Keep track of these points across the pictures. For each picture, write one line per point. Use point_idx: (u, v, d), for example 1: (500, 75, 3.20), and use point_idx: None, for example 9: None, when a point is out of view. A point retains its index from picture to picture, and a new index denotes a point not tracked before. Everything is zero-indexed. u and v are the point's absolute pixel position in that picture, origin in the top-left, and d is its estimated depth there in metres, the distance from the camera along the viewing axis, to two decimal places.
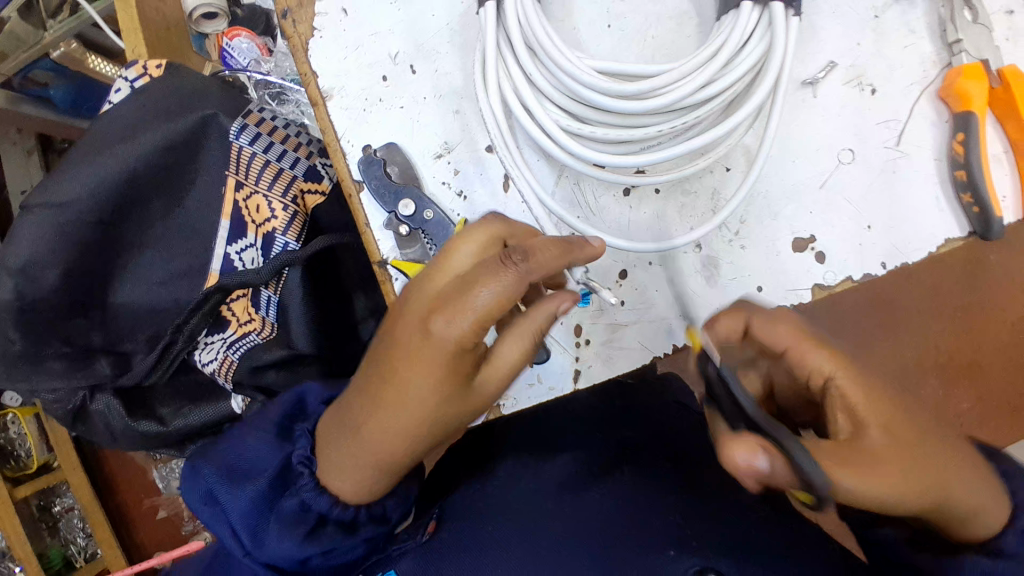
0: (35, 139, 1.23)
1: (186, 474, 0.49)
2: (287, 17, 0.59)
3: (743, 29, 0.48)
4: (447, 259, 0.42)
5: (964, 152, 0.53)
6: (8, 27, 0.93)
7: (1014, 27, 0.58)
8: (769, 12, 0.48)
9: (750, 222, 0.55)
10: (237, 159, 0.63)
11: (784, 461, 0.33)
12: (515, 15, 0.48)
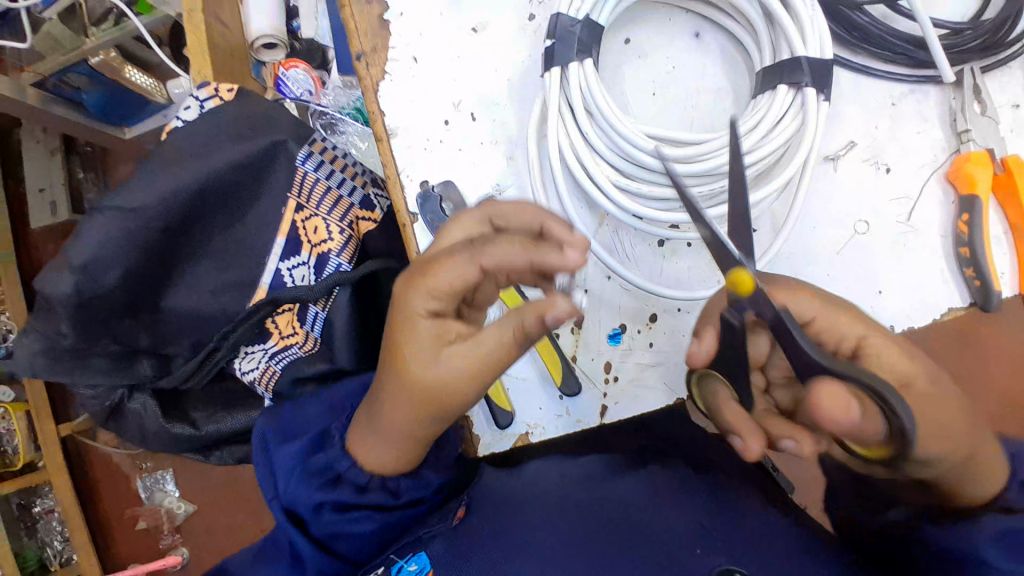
0: (60, 140, 1.36)
1: (266, 412, 0.60)
2: (361, 60, 0.65)
3: (778, 109, 0.54)
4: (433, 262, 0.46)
5: (968, 231, 0.59)
6: (46, 30, 1.01)
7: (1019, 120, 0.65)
8: (801, 96, 0.54)
9: (772, 279, 0.60)
10: (301, 182, 0.69)
11: (868, 407, 0.37)
12: (579, 79, 0.54)
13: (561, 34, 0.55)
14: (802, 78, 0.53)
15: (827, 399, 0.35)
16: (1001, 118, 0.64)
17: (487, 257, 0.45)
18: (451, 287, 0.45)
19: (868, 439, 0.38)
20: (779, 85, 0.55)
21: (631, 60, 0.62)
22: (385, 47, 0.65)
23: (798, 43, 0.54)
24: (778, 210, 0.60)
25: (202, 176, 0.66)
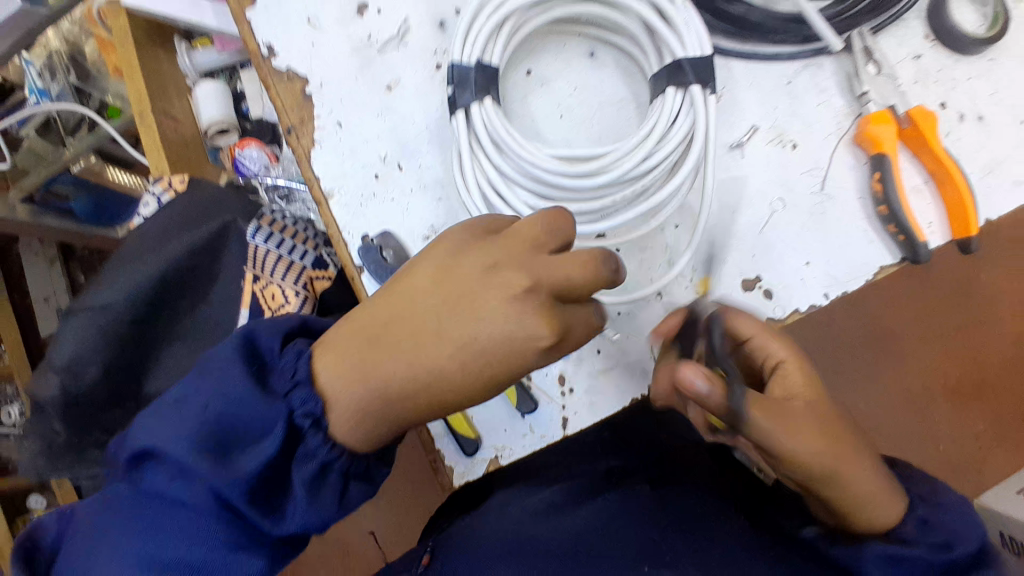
0: (57, 249, 1.44)
1: (126, 475, 0.49)
2: (291, 133, 0.69)
3: (670, 109, 0.57)
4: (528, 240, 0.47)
5: (883, 188, 0.61)
6: (27, 143, 1.09)
7: (922, 70, 0.68)
8: (690, 94, 0.58)
9: (702, 268, 0.64)
10: (254, 256, 0.73)
11: (716, 387, 0.47)
12: (483, 118, 0.58)
13: (460, 78, 0.59)
14: (685, 70, 0.57)
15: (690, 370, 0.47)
16: (905, 73, 0.68)
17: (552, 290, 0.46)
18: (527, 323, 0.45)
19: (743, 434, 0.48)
20: (667, 87, 0.58)
21: (533, 89, 0.66)
22: (312, 117, 0.69)
23: (674, 41, 0.58)
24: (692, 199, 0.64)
25: (163, 266, 0.70)
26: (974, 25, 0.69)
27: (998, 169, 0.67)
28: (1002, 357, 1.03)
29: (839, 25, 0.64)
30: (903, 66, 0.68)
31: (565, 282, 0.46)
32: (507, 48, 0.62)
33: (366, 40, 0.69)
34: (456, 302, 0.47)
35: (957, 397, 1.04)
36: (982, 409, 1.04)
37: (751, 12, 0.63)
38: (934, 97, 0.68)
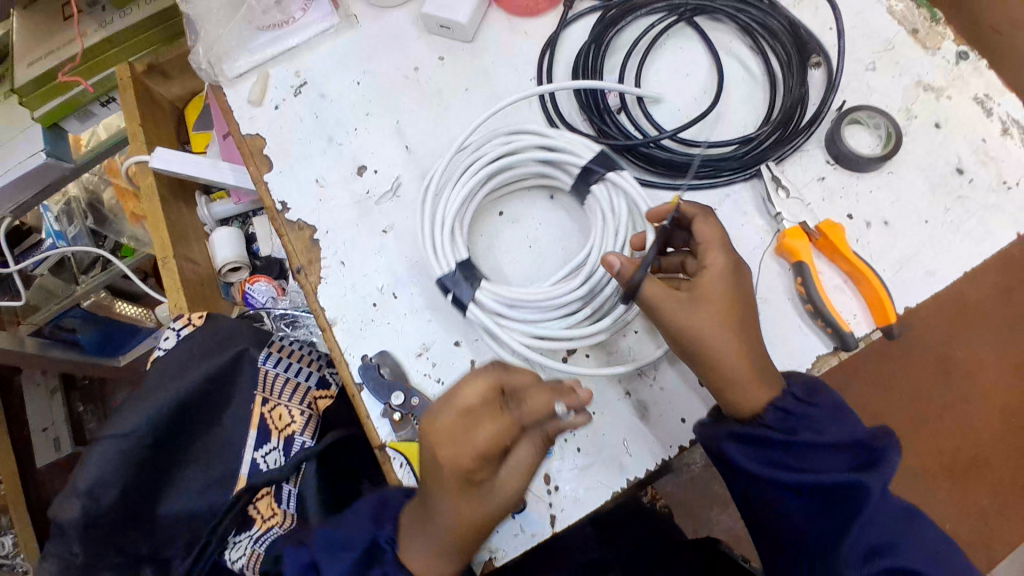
0: (58, 380, 1.50)
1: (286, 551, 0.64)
2: (300, 272, 0.81)
3: (605, 200, 0.72)
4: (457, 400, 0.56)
5: (806, 290, 0.71)
6: (39, 282, 1.20)
7: (828, 189, 0.79)
8: (608, 182, 0.72)
9: (662, 367, 0.72)
10: (264, 380, 0.81)
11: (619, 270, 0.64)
12: (485, 300, 0.69)
13: (454, 284, 0.70)
14: (596, 170, 0.72)
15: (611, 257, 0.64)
16: (812, 193, 0.79)
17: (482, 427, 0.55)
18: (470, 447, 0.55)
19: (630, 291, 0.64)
20: (592, 187, 0.73)
21: (503, 241, 0.78)
22: (319, 258, 0.82)
23: (570, 156, 0.73)
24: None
25: (184, 391, 0.78)
26: (869, 145, 0.79)
27: (910, 265, 0.76)
28: (983, 437, 1.29)
29: (745, 163, 0.77)
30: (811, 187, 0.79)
31: (476, 414, 0.56)
32: (466, 222, 0.75)
33: (365, 193, 0.84)
34: (440, 438, 0.56)
35: (934, 473, 1.29)
36: (986, 487, 1.28)
37: (673, 157, 0.77)
38: (840, 211, 0.78)
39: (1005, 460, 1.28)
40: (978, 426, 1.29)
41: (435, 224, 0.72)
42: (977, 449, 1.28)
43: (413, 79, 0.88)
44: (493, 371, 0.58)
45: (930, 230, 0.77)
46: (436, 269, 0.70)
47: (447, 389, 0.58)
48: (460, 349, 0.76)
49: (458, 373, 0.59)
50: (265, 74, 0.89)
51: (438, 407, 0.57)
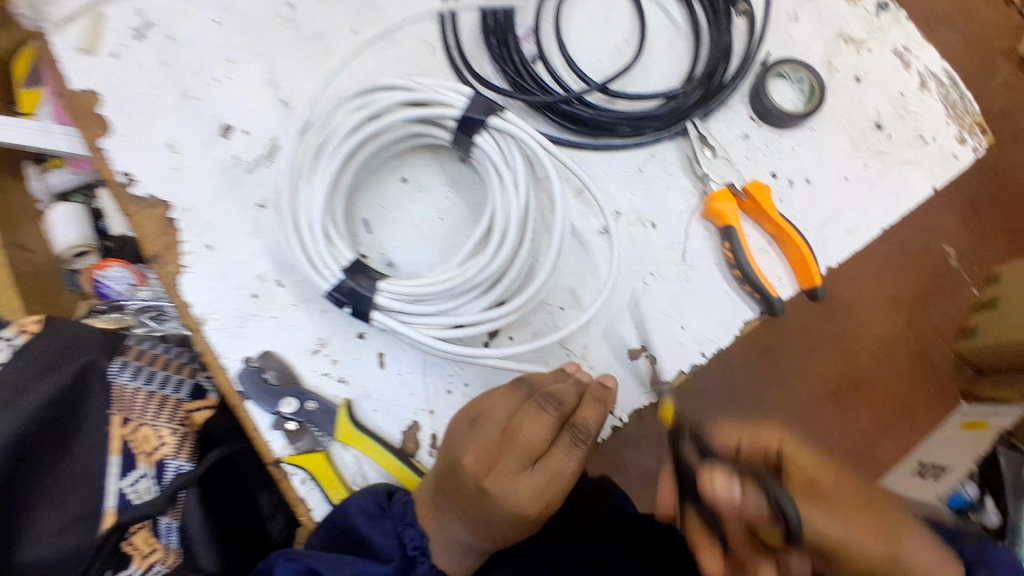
0: None
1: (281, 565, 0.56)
2: (155, 261, 0.67)
3: (493, 152, 0.61)
4: (530, 424, 0.54)
5: (734, 256, 0.67)
6: None
7: (752, 147, 0.75)
8: (492, 129, 0.61)
9: (591, 346, 0.67)
10: (121, 396, 0.67)
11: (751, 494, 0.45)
12: (389, 305, 0.58)
13: (349, 295, 0.58)
14: (475, 119, 0.61)
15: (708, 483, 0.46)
16: (737, 151, 0.74)
17: (557, 448, 0.54)
18: (541, 473, 0.52)
19: (750, 506, 0.45)
20: (476, 138, 0.61)
21: (388, 218, 0.67)
22: (178, 242, 0.68)
23: (441, 106, 0.61)
24: (581, 263, 0.68)
25: (18, 423, 0.61)
26: (793, 101, 0.76)
27: (831, 223, 0.75)
28: (903, 404, 1.00)
29: (672, 118, 0.70)
30: (734, 146, 0.74)
31: (537, 421, 0.54)
32: (338, 205, 0.63)
33: (232, 159, 0.70)
34: (494, 450, 0.54)
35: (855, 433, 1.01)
36: (868, 408, 1.00)
37: (599, 114, 0.69)
38: (765, 168, 0.75)
39: (904, 386, 1.00)
40: (812, 373, 0.99)
41: (304, 219, 0.59)
42: (841, 380, 0.99)
43: (287, 20, 0.73)
44: (544, 401, 0.55)
45: (849, 187, 0.77)
46: (322, 286, 0.59)
47: (496, 421, 0.55)
48: (364, 341, 0.66)
49: (500, 403, 0.56)
50: (93, 11, 0.70)
51: (489, 451, 0.54)
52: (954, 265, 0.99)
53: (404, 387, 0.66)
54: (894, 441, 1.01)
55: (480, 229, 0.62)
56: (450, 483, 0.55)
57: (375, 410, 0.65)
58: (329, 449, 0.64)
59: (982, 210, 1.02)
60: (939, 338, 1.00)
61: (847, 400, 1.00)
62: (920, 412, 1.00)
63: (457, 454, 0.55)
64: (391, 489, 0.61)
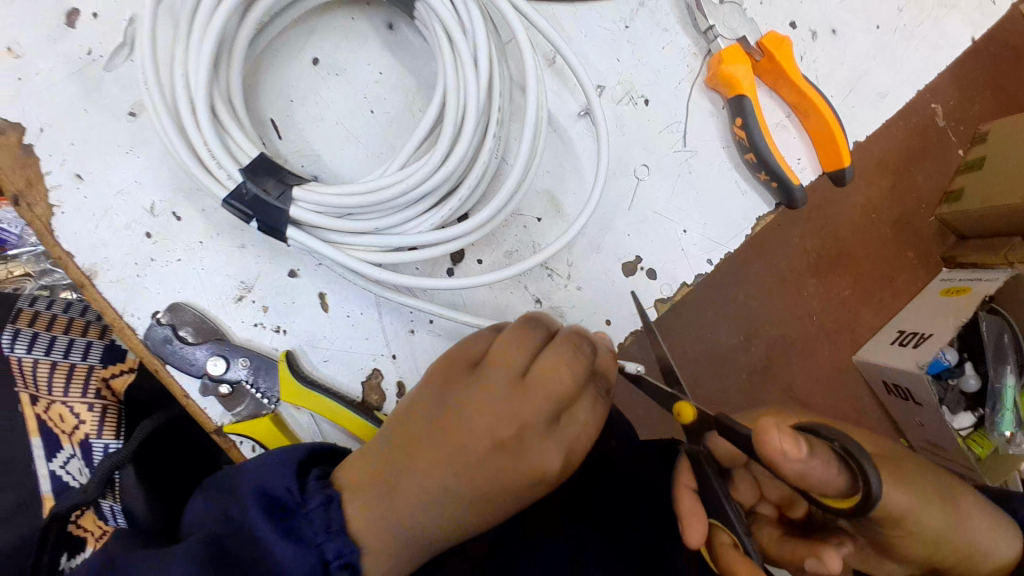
0: None
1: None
2: (19, 203, 0.52)
3: (444, 5, 0.44)
4: (561, 363, 0.41)
5: (747, 135, 0.54)
6: None
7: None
8: None
9: (577, 262, 0.55)
10: (20, 372, 0.56)
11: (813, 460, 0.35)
12: (307, 218, 0.44)
13: (254, 205, 0.44)
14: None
15: (770, 439, 0.34)
16: None
17: (585, 398, 0.43)
18: (577, 428, 0.42)
19: (827, 487, 0.36)
20: None
21: (300, 117, 0.52)
22: (40, 175, 0.52)
23: None
24: (558, 160, 0.55)
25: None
26: None
27: (859, 86, 0.62)
28: (876, 305, 0.78)
29: None
30: None
31: (565, 365, 0.42)
32: (233, 82, 0.47)
33: (86, 55, 0.53)
34: (524, 403, 0.41)
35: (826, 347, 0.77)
36: (850, 275, 0.76)
37: None
38: (782, 17, 0.59)
39: (883, 252, 0.77)
40: (778, 237, 0.73)
41: (184, 98, 0.44)
42: (820, 240, 0.74)
43: None
44: (577, 339, 0.43)
45: (881, 37, 0.62)
46: (217, 191, 0.44)
47: (516, 366, 0.42)
48: (299, 281, 0.54)
49: (518, 342, 0.42)
50: None
51: (514, 407, 0.40)
52: (942, 124, 0.75)
53: (356, 330, 0.55)
54: (875, 310, 0.78)
55: (424, 119, 0.46)
56: (445, 447, 0.40)
57: (325, 360, 0.54)
58: (277, 411, 0.54)
59: (974, 62, 0.75)
60: (921, 202, 0.77)
61: (827, 272, 0.75)
62: (899, 282, 0.78)
63: (462, 409, 0.40)
64: (301, 465, 0.42)
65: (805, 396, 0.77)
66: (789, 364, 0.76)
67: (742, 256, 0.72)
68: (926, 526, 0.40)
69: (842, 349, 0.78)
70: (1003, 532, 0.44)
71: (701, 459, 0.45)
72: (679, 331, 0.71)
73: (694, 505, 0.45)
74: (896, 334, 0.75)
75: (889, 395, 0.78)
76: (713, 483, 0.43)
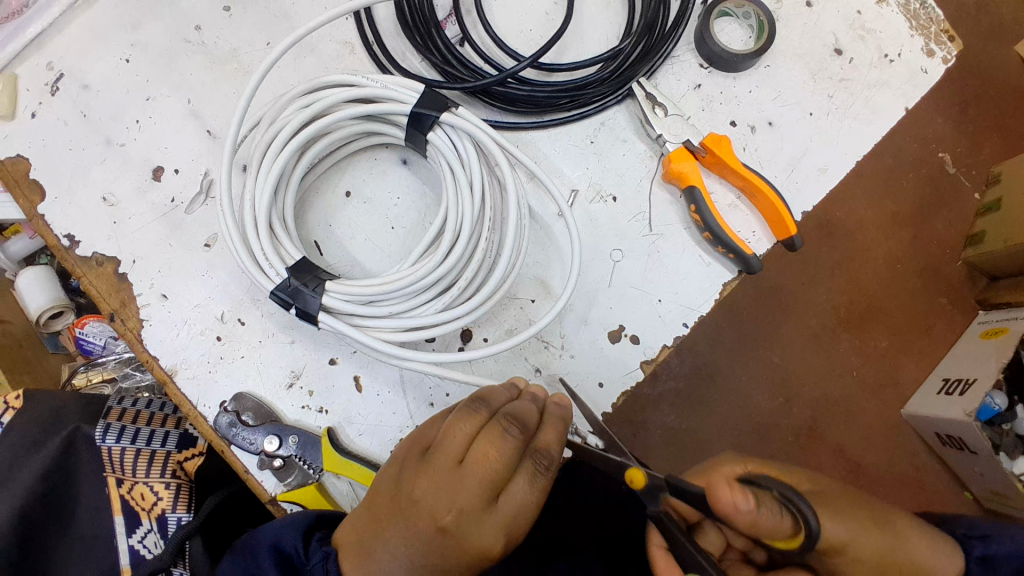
0: None
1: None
2: (114, 319, 0.65)
3: (445, 146, 0.58)
4: (482, 445, 0.47)
5: (701, 218, 0.64)
6: None
7: (706, 97, 0.72)
8: (443, 120, 0.58)
9: (569, 335, 0.65)
10: (110, 460, 0.66)
11: (764, 509, 0.45)
12: (337, 306, 0.56)
13: (293, 295, 0.56)
14: (427, 114, 0.57)
15: (723, 499, 0.45)
16: (690, 104, 0.72)
17: (519, 477, 0.47)
18: (505, 509, 0.46)
19: (777, 531, 0.46)
20: (428, 134, 0.58)
21: (339, 235, 0.65)
22: (133, 297, 0.66)
23: (391, 102, 0.58)
24: (544, 250, 0.66)
25: (18, 501, 0.61)
26: (742, 40, 0.72)
27: (801, 164, 0.72)
28: (915, 357, 0.85)
29: (614, 84, 0.66)
30: (687, 98, 0.72)
31: (490, 453, 0.46)
32: (287, 206, 0.60)
33: (169, 202, 0.68)
34: (451, 488, 0.46)
35: (860, 391, 0.85)
36: (882, 329, 0.85)
37: (536, 91, 0.65)
38: (722, 118, 0.72)
39: (910, 304, 0.86)
40: (802, 299, 0.84)
41: (252, 220, 0.57)
42: (846, 298, 0.85)
43: (196, 42, 0.72)
44: (507, 421, 0.48)
45: (816, 121, 0.73)
46: (267, 286, 0.56)
47: (453, 453, 0.47)
48: (338, 367, 0.65)
49: (457, 431, 0.48)
50: (9, 75, 0.69)
51: (444, 486, 0.46)
52: (952, 172, 0.85)
53: (387, 404, 0.65)
54: (916, 360, 0.86)
55: (431, 231, 0.58)
56: (401, 524, 0.46)
57: (360, 434, 0.64)
58: (321, 480, 0.63)
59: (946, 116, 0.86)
60: (941, 249, 0.86)
61: (859, 330, 0.85)
62: (934, 332, 0.86)
63: (410, 491, 0.47)
64: (307, 529, 0.52)
65: (857, 456, 0.85)
66: (832, 425, 0.85)
67: (763, 312, 0.84)
68: (864, 548, 0.50)
69: (887, 403, 0.85)
70: (943, 547, 0.53)
71: (665, 519, 0.52)
72: (707, 400, 0.82)
73: (669, 563, 0.53)
74: (941, 383, 0.82)
75: (944, 446, 0.82)
76: (680, 537, 0.51)
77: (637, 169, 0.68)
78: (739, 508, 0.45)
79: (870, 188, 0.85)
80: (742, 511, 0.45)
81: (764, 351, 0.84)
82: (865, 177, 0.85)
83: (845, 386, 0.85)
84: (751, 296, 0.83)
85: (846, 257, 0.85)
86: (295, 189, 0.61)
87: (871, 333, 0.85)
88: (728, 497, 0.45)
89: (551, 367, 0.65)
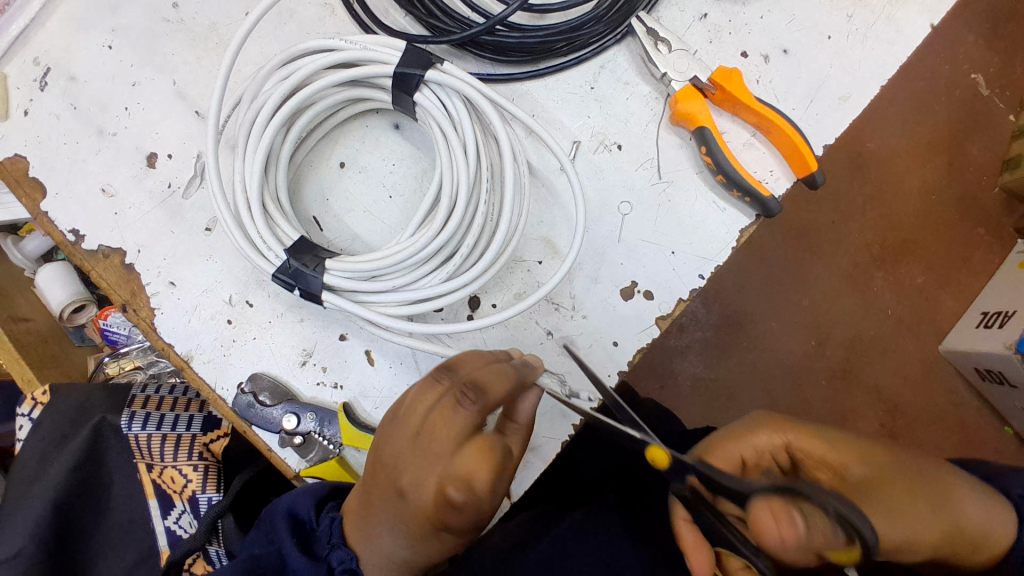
0: None
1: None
2: (127, 309, 0.65)
3: (435, 108, 0.55)
4: (434, 418, 0.45)
5: (713, 160, 0.60)
6: None
7: (713, 28, 0.67)
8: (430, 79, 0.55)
9: (580, 295, 0.63)
10: (138, 447, 0.68)
11: (817, 535, 0.39)
12: (338, 283, 0.54)
13: (295, 276, 0.55)
14: (412, 74, 0.54)
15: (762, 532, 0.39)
16: (696, 37, 0.67)
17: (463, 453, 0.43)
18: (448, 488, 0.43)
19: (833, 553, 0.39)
20: (415, 95, 0.55)
21: (336, 208, 0.63)
22: (141, 286, 0.66)
23: (373, 65, 0.55)
24: (549, 208, 0.63)
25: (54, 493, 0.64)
26: None
27: (821, 93, 0.67)
28: (953, 291, 0.89)
29: (611, 22, 0.62)
30: (693, 31, 0.67)
31: (438, 425, 0.45)
32: (279, 184, 0.59)
33: (166, 189, 0.67)
34: (406, 458, 0.45)
35: (899, 322, 0.89)
36: (920, 263, 0.89)
37: (526, 38, 0.61)
38: (732, 50, 0.67)
39: (947, 236, 0.89)
40: (838, 241, 0.89)
41: (243, 201, 0.56)
42: (880, 235, 0.89)
43: (174, 20, 0.69)
44: (463, 393, 0.45)
45: (835, 45, 0.67)
46: (267, 268, 0.55)
47: (416, 421, 0.46)
48: (349, 342, 0.64)
49: (419, 400, 0.46)
50: None
51: (402, 454, 0.46)
52: (984, 94, 0.88)
53: (400, 377, 0.64)
54: (957, 295, 0.90)
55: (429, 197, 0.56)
56: (377, 488, 0.47)
57: (376, 407, 0.64)
58: (342, 454, 0.63)
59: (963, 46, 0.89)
60: (981, 176, 0.89)
61: (894, 263, 0.89)
62: (976, 262, 0.89)
63: (381, 458, 0.47)
64: (321, 498, 0.54)
65: (895, 394, 0.89)
66: (867, 364, 0.89)
67: (788, 257, 0.90)
68: (921, 537, 0.45)
69: (924, 337, 0.89)
70: (997, 513, 0.50)
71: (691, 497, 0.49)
72: (740, 343, 0.88)
73: (697, 540, 0.52)
74: (982, 317, 0.83)
75: (984, 382, 0.85)
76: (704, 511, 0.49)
77: (642, 112, 0.64)
78: (785, 543, 0.38)
79: (903, 119, 0.89)
80: (786, 544, 0.39)
81: (794, 292, 0.89)
82: (896, 111, 0.89)
83: (879, 320, 0.89)
84: (774, 244, 0.90)
85: (878, 195, 0.89)
86: (286, 167, 0.59)
87: (904, 268, 0.89)
88: (770, 527, 0.39)
89: (558, 328, 0.63)
